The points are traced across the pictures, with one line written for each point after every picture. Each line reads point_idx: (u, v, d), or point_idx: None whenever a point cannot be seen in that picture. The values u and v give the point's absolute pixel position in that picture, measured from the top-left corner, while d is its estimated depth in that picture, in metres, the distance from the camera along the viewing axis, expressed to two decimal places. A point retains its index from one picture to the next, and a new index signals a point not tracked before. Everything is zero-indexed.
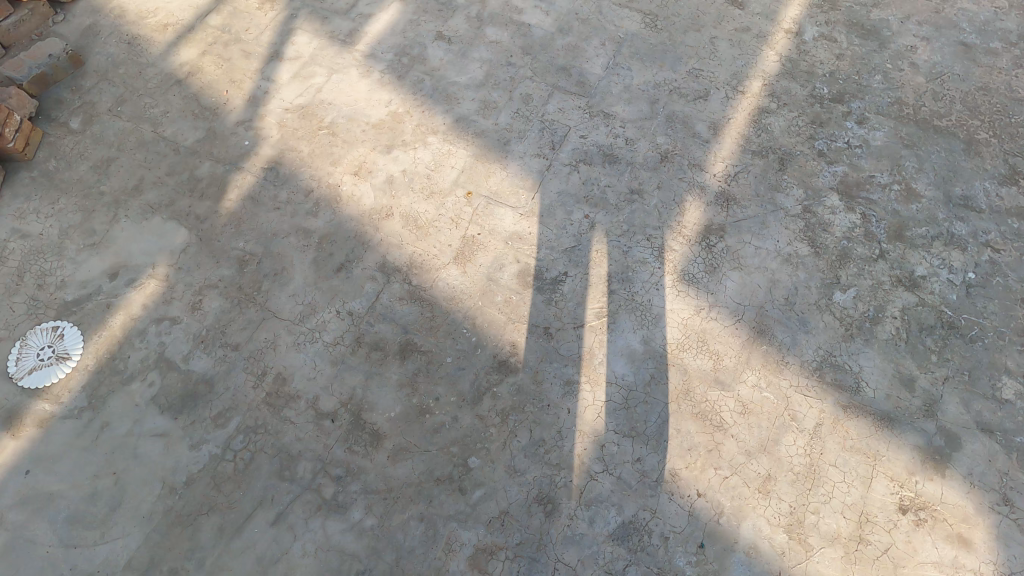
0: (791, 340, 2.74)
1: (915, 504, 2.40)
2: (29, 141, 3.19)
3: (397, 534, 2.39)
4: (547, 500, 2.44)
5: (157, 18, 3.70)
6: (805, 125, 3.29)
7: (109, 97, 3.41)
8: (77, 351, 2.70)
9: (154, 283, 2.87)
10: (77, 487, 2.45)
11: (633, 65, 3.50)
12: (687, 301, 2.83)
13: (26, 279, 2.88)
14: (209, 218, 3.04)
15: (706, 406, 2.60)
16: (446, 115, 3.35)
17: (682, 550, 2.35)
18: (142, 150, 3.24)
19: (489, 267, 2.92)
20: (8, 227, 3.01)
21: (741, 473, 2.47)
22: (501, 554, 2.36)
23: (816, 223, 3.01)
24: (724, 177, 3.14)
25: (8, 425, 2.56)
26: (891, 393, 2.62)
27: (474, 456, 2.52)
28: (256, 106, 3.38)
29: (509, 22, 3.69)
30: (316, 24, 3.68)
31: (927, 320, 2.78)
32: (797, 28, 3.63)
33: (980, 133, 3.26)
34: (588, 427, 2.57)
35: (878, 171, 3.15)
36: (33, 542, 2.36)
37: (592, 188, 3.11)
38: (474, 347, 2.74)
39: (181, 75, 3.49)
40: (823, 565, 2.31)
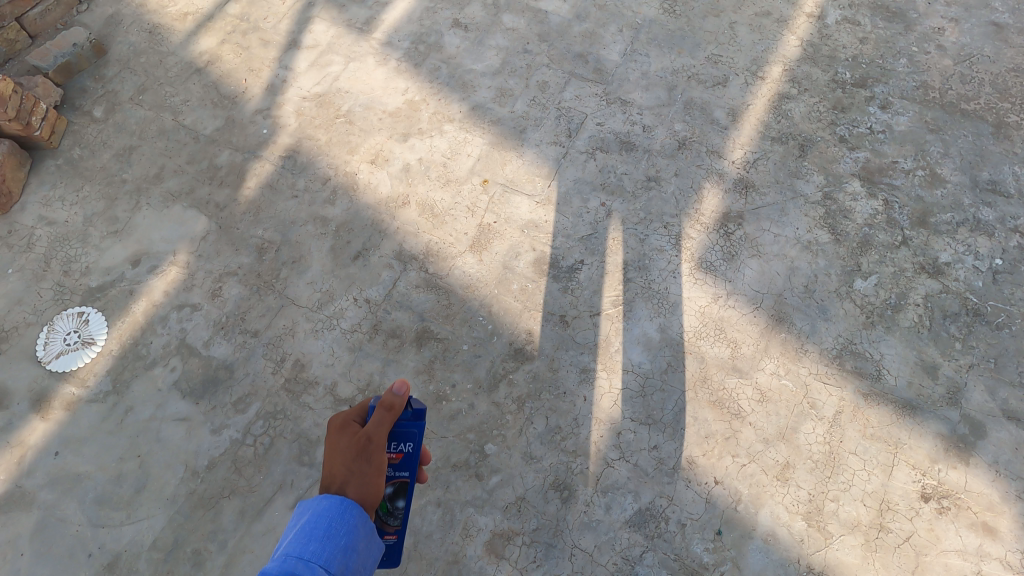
0: (810, 327, 2.71)
1: (938, 492, 2.38)
2: (55, 130, 3.25)
3: (415, 519, 2.42)
4: (563, 487, 2.45)
5: (177, 7, 3.73)
6: (826, 110, 3.24)
7: (130, 86, 3.45)
8: (102, 337, 2.75)
9: (175, 270, 2.91)
10: (104, 469, 2.50)
11: (651, 52, 3.47)
12: (704, 289, 2.81)
13: (53, 265, 2.93)
14: (228, 206, 3.07)
15: (724, 394, 2.59)
16: (463, 102, 3.35)
17: (700, 537, 2.34)
18: (163, 139, 3.27)
19: (506, 255, 2.92)
20: (34, 215, 3.07)
21: (759, 461, 2.46)
22: (518, 540, 2.37)
23: (836, 209, 2.97)
24: (743, 164, 3.11)
25: (37, 407, 2.62)
26: (913, 381, 2.58)
27: (491, 443, 2.54)
28: (274, 95, 3.40)
29: (526, 9, 3.67)
30: (334, 13, 3.69)
31: (951, 307, 2.73)
32: (818, 12, 3.57)
33: (1009, 116, 3.19)
34: (604, 414, 2.57)
35: (900, 156, 3.09)
36: (62, 521, 2.41)
37: (609, 176, 3.09)
38: (491, 334, 2.75)
39: (201, 64, 3.52)
40: (843, 552, 2.30)
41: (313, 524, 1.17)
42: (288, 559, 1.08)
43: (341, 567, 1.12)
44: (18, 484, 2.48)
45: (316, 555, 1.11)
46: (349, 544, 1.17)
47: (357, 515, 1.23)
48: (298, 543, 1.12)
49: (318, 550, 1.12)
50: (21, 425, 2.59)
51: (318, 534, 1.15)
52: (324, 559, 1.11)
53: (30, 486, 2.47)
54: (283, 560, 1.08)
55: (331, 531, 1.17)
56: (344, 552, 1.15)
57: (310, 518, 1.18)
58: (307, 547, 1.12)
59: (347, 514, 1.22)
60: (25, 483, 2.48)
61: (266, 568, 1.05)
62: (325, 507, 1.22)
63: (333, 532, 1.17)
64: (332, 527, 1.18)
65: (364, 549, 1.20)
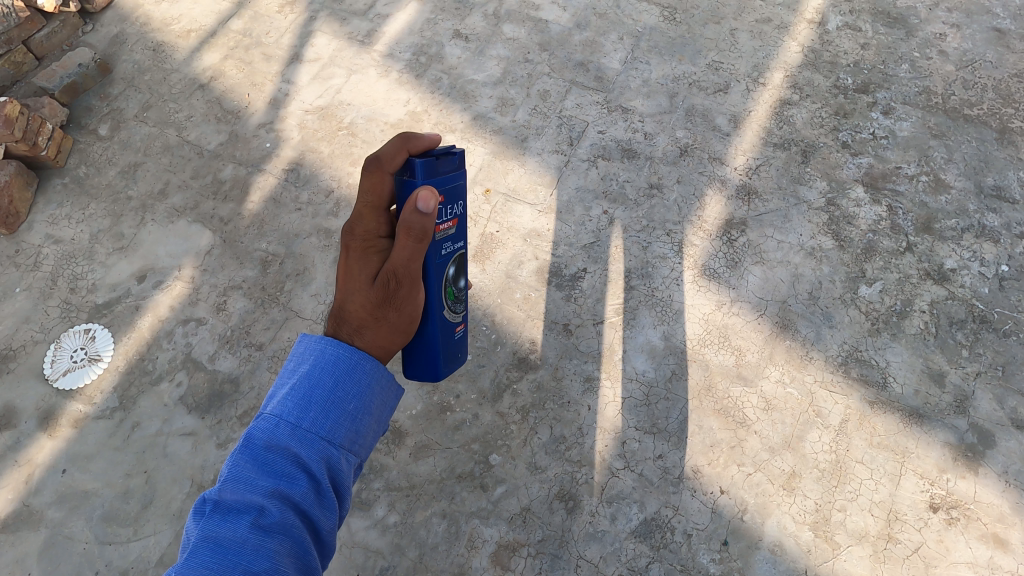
0: (815, 335, 2.70)
1: (947, 502, 2.35)
2: (61, 149, 3.28)
3: (420, 531, 2.42)
4: (569, 497, 2.45)
5: (181, 25, 3.78)
6: (828, 116, 3.23)
7: (135, 104, 3.49)
8: (108, 353, 2.78)
9: (180, 285, 2.94)
10: (111, 485, 2.52)
11: (651, 59, 3.47)
12: (708, 296, 2.80)
13: (60, 283, 2.96)
14: (233, 220, 3.10)
15: (729, 402, 2.58)
16: (465, 113, 3.36)
17: (706, 548, 2.33)
18: (168, 155, 3.31)
19: (509, 264, 2.92)
20: (42, 233, 3.11)
21: (765, 470, 2.45)
22: (524, 551, 2.37)
23: (840, 215, 2.96)
24: (746, 170, 3.10)
25: (45, 425, 2.65)
26: (920, 389, 2.56)
27: (496, 453, 2.54)
28: (278, 108, 3.43)
29: (526, 19, 3.69)
30: (336, 26, 3.72)
31: (957, 314, 2.71)
32: (819, 18, 3.57)
33: (1013, 121, 3.17)
34: (609, 424, 2.57)
35: (904, 162, 3.08)
36: (69, 539, 2.43)
37: (611, 184, 3.09)
38: (494, 344, 2.75)
39: (204, 80, 3.55)
40: (851, 563, 2.28)
41: (314, 382, 1.10)
42: (280, 424, 1.05)
43: (345, 441, 1.09)
44: (25, 503, 2.50)
45: (314, 426, 1.07)
46: (357, 410, 1.12)
47: (369, 373, 1.16)
48: (295, 406, 1.07)
49: (317, 420, 1.08)
50: (28, 443, 2.61)
51: (319, 397, 1.09)
52: (326, 430, 1.07)
53: (38, 504, 2.50)
54: (275, 427, 1.05)
55: (335, 395, 1.11)
56: (348, 420, 1.11)
57: (311, 376, 1.11)
58: (304, 415, 1.07)
59: (354, 374, 1.15)
60: (33, 501, 2.50)
61: (256, 431, 1.04)
62: (328, 361, 1.14)
63: (338, 394, 1.12)
64: (338, 389, 1.12)
65: (377, 411, 1.16)
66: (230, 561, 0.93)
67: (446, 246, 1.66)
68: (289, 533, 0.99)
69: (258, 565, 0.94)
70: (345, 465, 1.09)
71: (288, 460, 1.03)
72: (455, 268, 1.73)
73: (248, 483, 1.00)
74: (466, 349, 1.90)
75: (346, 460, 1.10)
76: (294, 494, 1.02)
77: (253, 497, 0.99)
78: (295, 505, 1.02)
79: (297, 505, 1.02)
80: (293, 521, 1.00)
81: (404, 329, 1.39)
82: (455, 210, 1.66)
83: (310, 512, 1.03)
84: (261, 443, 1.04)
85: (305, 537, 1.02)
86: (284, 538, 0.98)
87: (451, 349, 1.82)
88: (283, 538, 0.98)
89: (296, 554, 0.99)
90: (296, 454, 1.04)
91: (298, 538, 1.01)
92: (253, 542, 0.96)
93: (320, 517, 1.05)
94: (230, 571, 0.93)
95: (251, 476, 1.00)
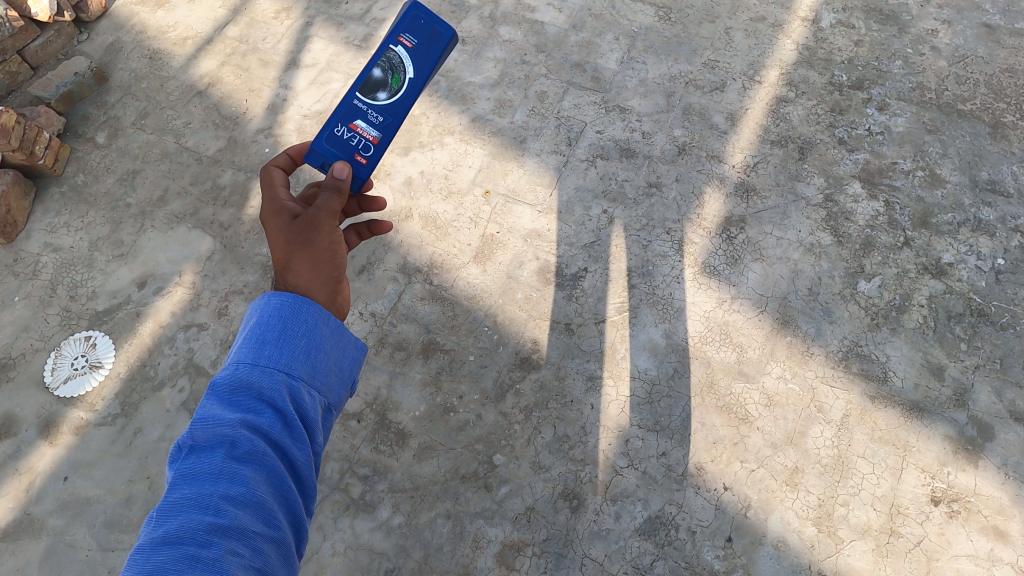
0: (815, 330, 2.71)
1: (948, 495, 2.38)
2: (58, 158, 3.29)
3: (424, 532, 2.43)
4: (573, 496, 2.45)
5: (177, 32, 3.78)
6: (824, 112, 3.26)
7: (133, 112, 3.49)
8: (109, 360, 2.78)
9: (181, 291, 2.95)
10: (114, 492, 2.53)
11: (648, 59, 3.49)
12: (708, 293, 2.82)
13: (59, 291, 2.97)
14: (233, 225, 3.11)
15: (731, 399, 2.59)
16: (463, 115, 3.37)
17: (710, 545, 2.34)
18: (166, 162, 3.31)
19: (510, 265, 2.93)
20: (40, 241, 3.11)
21: (767, 466, 2.46)
22: (528, 550, 2.38)
23: (838, 211, 2.98)
24: (743, 168, 3.12)
25: (45, 433, 2.65)
26: (920, 383, 2.59)
27: (499, 453, 2.54)
28: (276, 114, 3.44)
29: (522, 21, 3.70)
30: (332, 31, 3.73)
31: (955, 308, 2.73)
32: (813, 15, 3.60)
33: (1006, 116, 3.20)
34: (612, 422, 2.57)
35: (900, 157, 3.10)
36: (71, 546, 2.44)
37: (610, 184, 3.10)
38: (497, 344, 2.76)
39: (202, 87, 3.56)
40: (854, 558, 2.30)
41: (264, 327, 1.16)
42: (239, 365, 1.10)
43: (302, 373, 1.14)
44: (26, 511, 2.50)
45: (271, 361, 1.12)
46: (310, 346, 1.17)
47: (316, 314, 1.21)
48: (250, 349, 1.12)
49: (274, 356, 1.13)
50: (29, 451, 2.61)
51: (271, 338, 1.15)
52: (283, 364, 1.13)
53: (39, 512, 2.50)
54: (235, 370, 1.09)
55: (286, 335, 1.16)
56: (303, 355, 1.16)
57: (261, 321, 1.16)
58: (260, 354, 1.12)
59: (302, 315, 1.19)
60: (34, 509, 2.50)
61: (218, 377, 1.08)
62: (273, 308, 1.19)
63: (288, 334, 1.17)
64: (287, 330, 1.17)
65: (331, 349, 1.21)
66: (208, 489, 0.96)
67: (375, 118, 1.67)
68: (262, 460, 1.02)
69: (235, 488, 0.96)
70: (307, 397, 1.14)
71: (252, 396, 1.08)
72: (376, 92, 1.68)
73: (215, 418, 1.03)
74: (426, 35, 1.67)
75: (306, 394, 1.14)
76: (261, 424, 1.05)
77: (221, 429, 1.02)
78: (264, 436, 1.05)
79: (266, 435, 1.05)
80: (264, 449, 1.03)
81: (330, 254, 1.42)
82: (345, 130, 1.66)
83: (281, 443, 1.07)
84: (224, 387, 1.08)
85: (279, 467, 1.04)
86: (257, 465, 1.01)
87: (428, 41, 1.67)
88: (257, 466, 1.01)
89: (271, 481, 1.02)
90: (258, 389, 1.08)
91: (271, 467, 1.03)
92: (228, 469, 0.98)
93: (291, 448, 1.08)
94: (209, 495, 0.95)
95: (218, 412, 1.04)
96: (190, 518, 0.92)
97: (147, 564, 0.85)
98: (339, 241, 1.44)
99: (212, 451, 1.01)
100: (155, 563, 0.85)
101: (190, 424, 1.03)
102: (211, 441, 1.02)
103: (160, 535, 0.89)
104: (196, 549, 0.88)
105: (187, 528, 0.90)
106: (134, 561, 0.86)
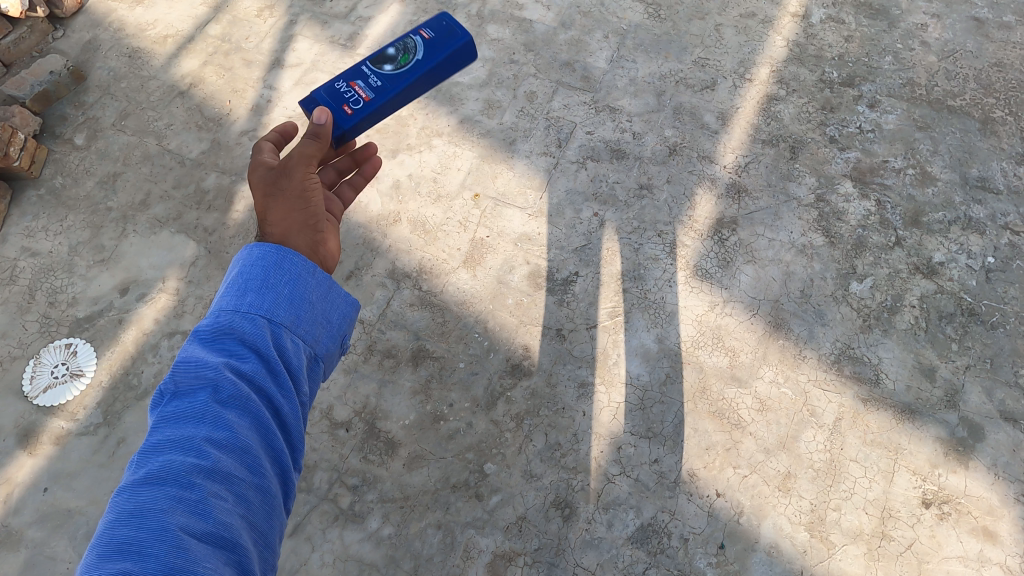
0: (808, 332, 2.69)
1: (939, 497, 2.37)
2: (34, 159, 3.20)
3: (414, 543, 2.40)
4: (565, 505, 2.43)
5: (157, 30, 3.69)
6: (815, 111, 3.23)
7: (113, 112, 3.41)
8: (91, 368, 2.72)
9: (164, 297, 2.88)
10: (96, 503, 2.48)
11: (637, 58, 3.44)
12: (700, 297, 2.79)
13: (39, 297, 2.90)
14: (217, 230, 3.04)
15: (723, 404, 2.57)
16: (451, 116, 3.32)
17: (703, 552, 2.33)
18: (148, 164, 3.24)
19: (500, 269, 2.89)
20: (18, 246, 3.03)
21: (760, 471, 2.45)
22: (520, 560, 2.35)
23: (830, 211, 2.96)
24: (735, 169, 3.09)
25: (25, 443, 2.59)
26: (912, 385, 2.58)
27: (490, 462, 2.51)
28: (260, 115, 3.37)
29: (510, 19, 3.64)
30: (317, 29, 3.65)
31: (946, 308, 2.72)
32: (803, 11, 3.56)
33: (995, 111, 3.19)
34: (604, 429, 2.55)
35: (891, 155, 3.08)
36: (53, 559, 2.39)
37: (601, 186, 3.06)
38: (487, 351, 2.72)
39: (183, 87, 3.48)
40: (846, 562, 2.30)
41: (247, 275, 1.13)
42: (222, 312, 1.07)
43: (285, 320, 1.11)
44: (5, 524, 2.44)
45: (254, 307, 1.09)
46: (293, 294, 1.15)
47: (300, 264, 1.18)
48: (233, 296, 1.10)
49: (256, 303, 1.10)
50: (8, 462, 2.55)
51: (254, 285, 1.12)
52: (265, 310, 1.10)
53: (19, 524, 2.44)
54: (218, 316, 1.07)
55: (269, 282, 1.13)
56: (286, 301, 1.13)
57: (243, 269, 1.13)
58: (243, 300, 1.09)
59: (284, 264, 1.16)
60: (13, 522, 2.45)
61: (200, 324, 1.06)
62: (257, 258, 1.15)
63: (271, 281, 1.14)
64: (270, 278, 1.14)
65: (316, 297, 1.18)
66: (190, 431, 0.95)
67: (375, 83, 1.73)
68: (247, 406, 1.00)
69: (218, 432, 0.95)
70: (292, 345, 1.11)
71: (235, 341, 1.05)
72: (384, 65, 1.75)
73: (198, 362, 1.01)
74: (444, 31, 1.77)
75: (289, 341, 1.11)
76: (244, 369, 1.03)
77: (204, 373, 1.00)
78: (249, 381, 1.03)
79: (251, 381, 1.03)
80: (249, 394, 1.01)
81: (303, 197, 1.43)
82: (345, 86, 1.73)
83: (266, 390, 1.05)
84: (207, 334, 1.06)
85: (265, 415, 1.03)
86: (242, 410, 1.00)
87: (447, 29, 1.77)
88: (242, 411, 0.99)
89: (257, 427, 1.00)
90: (240, 334, 1.06)
91: (257, 413, 1.02)
92: (211, 413, 0.97)
93: (278, 397, 1.06)
94: (193, 438, 0.94)
95: (201, 357, 1.02)
96: (171, 459, 0.91)
97: (130, 503, 0.86)
98: (312, 186, 1.46)
99: (195, 395, 0.99)
100: (136, 504, 0.85)
101: (172, 368, 1.01)
102: (193, 385, 1.00)
103: (143, 475, 0.89)
104: (178, 490, 0.88)
105: (169, 468, 0.90)
106: (116, 501, 0.87)
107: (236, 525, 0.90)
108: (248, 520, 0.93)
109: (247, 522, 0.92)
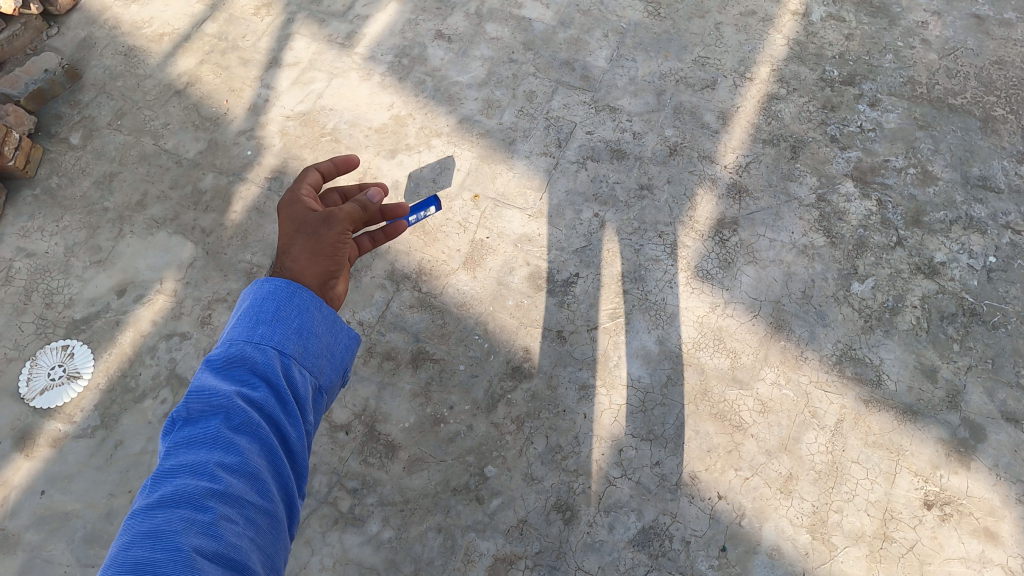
0: (809, 334, 2.68)
1: (940, 498, 2.37)
2: (30, 158, 3.17)
3: (415, 546, 2.39)
4: (566, 508, 2.42)
5: (153, 28, 3.65)
6: (815, 110, 3.21)
7: (108, 112, 3.38)
8: (88, 370, 2.70)
9: (162, 299, 2.86)
10: (93, 506, 2.46)
11: (637, 56, 3.42)
12: (701, 298, 2.77)
13: (34, 298, 2.87)
14: (215, 231, 3.02)
15: (725, 406, 2.55)
16: (450, 116, 3.29)
17: (705, 554, 2.32)
18: (145, 164, 3.21)
19: (500, 271, 2.87)
20: (13, 246, 3.01)
21: (761, 474, 2.43)
22: (521, 564, 2.34)
23: (831, 212, 2.94)
24: (735, 169, 3.07)
25: (21, 445, 2.57)
26: (913, 385, 2.56)
27: (491, 465, 2.50)
28: (257, 115, 3.34)
29: (509, 18, 3.61)
30: (314, 27, 3.62)
31: (948, 308, 2.71)
32: (804, 10, 3.53)
33: (996, 109, 3.17)
34: (605, 432, 2.54)
35: (892, 155, 3.06)
36: (50, 562, 2.37)
37: (601, 186, 3.05)
38: (487, 353, 2.70)
39: (180, 86, 3.45)
40: (847, 564, 2.29)
41: (258, 307, 1.15)
42: (234, 343, 1.09)
43: (294, 351, 1.13)
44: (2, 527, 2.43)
45: (265, 338, 1.11)
46: (303, 326, 1.16)
47: (310, 298, 1.20)
48: (245, 326, 1.11)
49: (267, 334, 1.12)
50: (4, 464, 2.53)
51: (266, 317, 1.14)
52: (276, 342, 1.12)
53: (16, 527, 2.43)
54: (229, 345, 1.09)
55: (280, 315, 1.15)
56: (296, 334, 1.15)
57: (255, 300, 1.15)
58: (254, 331, 1.11)
59: (295, 298, 1.18)
60: (10, 525, 2.43)
61: (212, 354, 1.08)
62: (268, 290, 1.17)
63: (282, 314, 1.16)
64: (282, 310, 1.16)
65: (324, 332, 1.20)
66: (203, 456, 0.96)
67: None
68: (257, 433, 1.02)
69: (229, 458, 0.96)
70: (300, 376, 1.13)
71: (246, 370, 1.07)
72: None
73: (210, 390, 1.02)
74: None
75: (298, 372, 1.13)
76: (255, 398, 1.05)
77: (216, 401, 1.02)
78: (259, 409, 1.05)
79: (261, 409, 1.05)
80: (259, 422, 1.03)
81: (332, 248, 1.43)
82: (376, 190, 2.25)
83: (275, 417, 1.06)
84: (219, 363, 1.07)
85: (274, 442, 1.04)
86: (252, 436, 1.01)
87: None
88: (252, 438, 1.01)
89: (265, 453, 1.02)
90: (251, 364, 1.08)
91: (266, 440, 1.03)
92: (223, 439, 0.98)
93: (286, 424, 1.07)
94: (204, 463, 0.95)
95: (213, 385, 1.03)
96: (184, 483, 0.92)
97: (143, 525, 0.86)
98: (346, 241, 1.46)
99: (206, 421, 1.00)
100: (150, 526, 0.86)
101: (185, 396, 1.02)
102: (205, 412, 1.01)
103: (155, 499, 0.90)
104: (190, 512, 0.88)
105: (182, 493, 0.90)
106: (129, 524, 0.87)
107: (247, 548, 0.91)
108: (257, 544, 0.93)
109: (256, 547, 0.93)
